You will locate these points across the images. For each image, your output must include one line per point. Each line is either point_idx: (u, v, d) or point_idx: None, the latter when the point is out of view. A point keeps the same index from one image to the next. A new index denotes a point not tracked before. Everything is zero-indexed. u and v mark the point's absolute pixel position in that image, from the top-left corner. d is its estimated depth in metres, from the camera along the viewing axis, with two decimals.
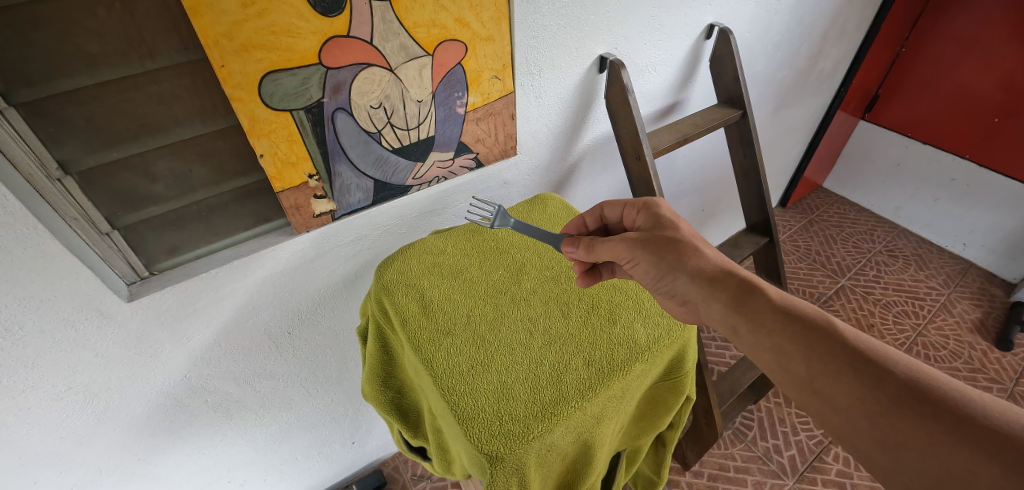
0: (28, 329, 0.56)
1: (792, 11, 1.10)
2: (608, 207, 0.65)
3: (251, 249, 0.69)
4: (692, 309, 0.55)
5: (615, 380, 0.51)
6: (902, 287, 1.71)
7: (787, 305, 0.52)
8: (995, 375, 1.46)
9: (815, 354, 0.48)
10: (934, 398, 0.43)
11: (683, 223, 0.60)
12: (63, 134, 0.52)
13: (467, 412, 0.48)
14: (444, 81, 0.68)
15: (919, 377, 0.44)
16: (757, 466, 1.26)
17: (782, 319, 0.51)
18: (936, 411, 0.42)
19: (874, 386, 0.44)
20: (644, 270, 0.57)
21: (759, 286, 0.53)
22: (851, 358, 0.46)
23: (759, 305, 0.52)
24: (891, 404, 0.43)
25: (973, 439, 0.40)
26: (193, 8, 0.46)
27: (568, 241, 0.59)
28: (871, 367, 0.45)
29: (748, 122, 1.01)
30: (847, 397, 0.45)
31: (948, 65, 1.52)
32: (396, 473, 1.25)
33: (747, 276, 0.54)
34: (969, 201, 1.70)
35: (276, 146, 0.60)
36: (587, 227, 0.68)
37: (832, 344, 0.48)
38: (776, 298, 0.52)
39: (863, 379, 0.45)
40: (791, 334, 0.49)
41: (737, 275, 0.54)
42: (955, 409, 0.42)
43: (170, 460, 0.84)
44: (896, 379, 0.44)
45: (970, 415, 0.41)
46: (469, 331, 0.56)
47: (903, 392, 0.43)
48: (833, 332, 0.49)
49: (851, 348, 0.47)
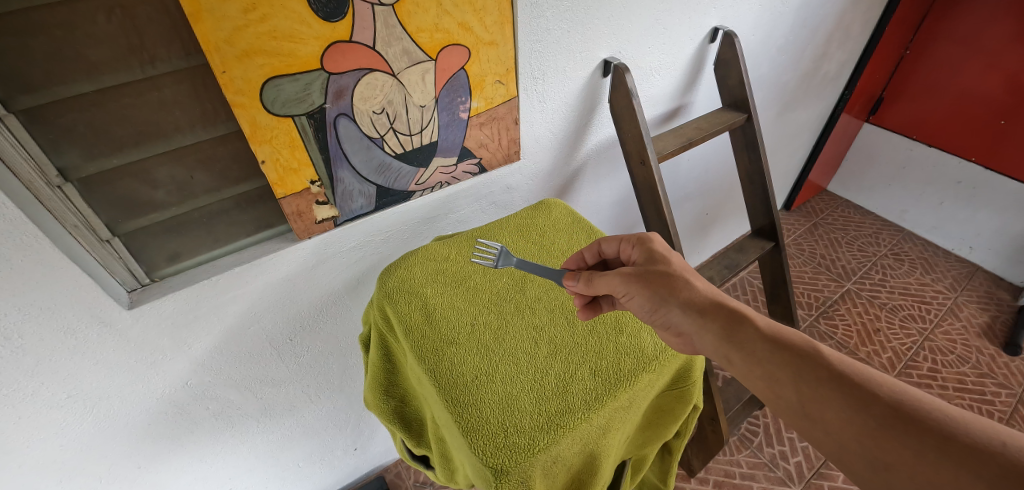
0: (28, 337, 0.56)
1: (797, 14, 1.10)
2: (606, 243, 0.62)
3: (253, 255, 0.68)
4: (688, 342, 0.53)
5: (622, 390, 0.50)
6: (909, 291, 1.70)
7: (774, 333, 0.50)
8: (1003, 380, 1.44)
9: (803, 378, 0.47)
10: (919, 418, 0.42)
11: (675, 256, 0.58)
12: (64, 140, 0.52)
13: (473, 424, 0.47)
14: (447, 86, 0.68)
15: (904, 397, 0.43)
16: (763, 473, 1.25)
17: (772, 349, 0.49)
18: (922, 430, 0.41)
19: (861, 409, 0.43)
20: (639, 303, 0.55)
21: (749, 316, 0.52)
22: (838, 381, 0.45)
23: (748, 334, 0.51)
24: (878, 425, 0.42)
25: (959, 458, 0.39)
26: (193, 14, 0.46)
27: (569, 275, 0.57)
28: (856, 389, 0.45)
29: (753, 126, 1.00)
30: (837, 421, 0.44)
31: (953, 66, 1.52)
32: (398, 479, 1.24)
33: (736, 306, 0.53)
34: (975, 204, 1.68)
35: (278, 152, 0.60)
36: (586, 263, 0.64)
37: (818, 369, 0.47)
38: (766, 327, 0.51)
39: (851, 401, 0.44)
40: (779, 361, 0.48)
41: (727, 306, 0.53)
42: (940, 428, 0.41)
43: (171, 467, 0.83)
44: (882, 401, 0.43)
45: (956, 433, 0.40)
46: (474, 340, 0.55)
47: (888, 413, 0.42)
48: (818, 357, 0.48)
49: (837, 372, 0.46)
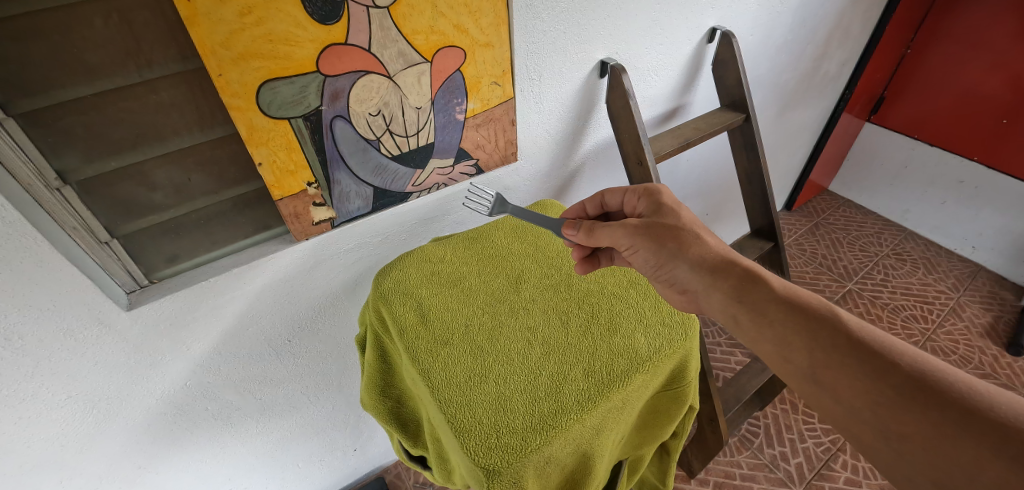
0: (28, 338, 0.56)
1: (795, 14, 1.10)
2: (609, 193, 0.65)
3: (251, 256, 0.68)
4: (692, 299, 0.55)
5: (615, 392, 0.50)
6: (911, 291, 1.69)
7: (789, 294, 0.50)
8: (1006, 380, 1.43)
9: (819, 347, 0.47)
10: (938, 389, 0.41)
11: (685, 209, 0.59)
12: (63, 144, 0.52)
13: (465, 424, 0.47)
14: (443, 88, 0.68)
15: (923, 368, 0.43)
16: (764, 474, 1.24)
17: (787, 313, 0.49)
18: (940, 402, 0.41)
19: (877, 378, 0.43)
20: (644, 258, 0.57)
21: (766, 278, 0.52)
22: (855, 350, 0.45)
23: (762, 296, 0.51)
24: (894, 397, 0.42)
25: (977, 432, 0.39)
26: (189, 17, 0.46)
27: (569, 225, 0.60)
28: (873, 358, 0.44)
29: (751, 126, 1.00)
30: (852, 390, 0.44)
31: (954, 66, 1.51)
32: (398, 480, 1.24)
33: (750, 266, 0.53)
34: (977, 204, 1.67)
35: (275, 154, 0.60)
36: (587, 213, 0.68)
37: (836, 336, 0.46)
38: (781, 289, 0.51)
39: (867, 372, 0.44)
40: (794, 326, 0.48)
41: (740, 265, 0.53)
42: (959, 400, 0.40)
43: (171, 467, 0.84)
44: (900, 370, 0.43)
45: (976, 406, 0.40)
46: (468, 341, 0.55)
47: (905, 383, 0.42)
48: (836, 324, 0.47)
49: (855, 341, 0.46)
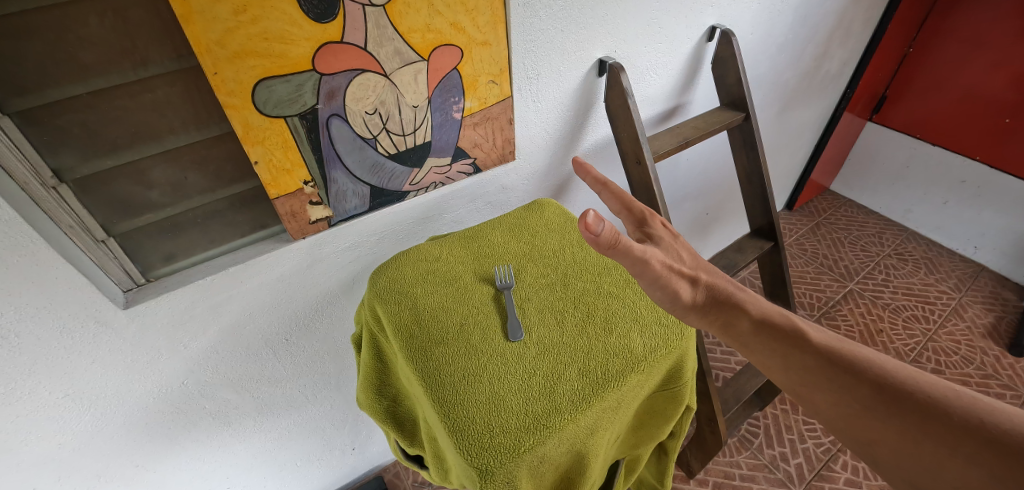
0: (25, 336, 0.56)
1: (796, 13, 1.09)
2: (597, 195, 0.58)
3: (248, 255, 0.68)
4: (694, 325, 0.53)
5: (608, 392, 0.50)
6: (912, 291, 1.68)
7: (765, 318, 0.52)
8: (1008, 381, 1.42)
9: (793, 367, 0.49)
10: (903, 396, 0.44)
11: (678, 239, 0.57)
12: (58, 142, 0.52)
13: (456, 425, 0.47)
14: (440, 86, 0.68)
15: (888, 376, 0.46)
16: (764, 474, 1.24)
17: (764, 337, 0.51)
18: (907, 410, 0.43)
19: (848, 392, 0.46)
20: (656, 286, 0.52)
21: (743, 306, 0.53)
22: (826, 367, 0.48)
23: (743, 323, 0.52)
24: (865, 406, 0.44)
25: (939, 434, 0.41)
26: (184, 16, 0.46)
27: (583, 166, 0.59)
28: (842, 372, 0.47)
29: (751, 125, 1.00)
30: (825, 402, 0.46)
31: (956, 65, 1.50)
32: (397, 479, 1.23)
33: (733, 294, 0.54)
34: (979, 204, 1.67)
35: (271, 153, 0.60)
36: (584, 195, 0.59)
37: (807, 355, 0.49)
38: (758, 315, 0.52)
39: (838, 385, 0.46)
40: (771, 349, 0.50)
41: (723, 294, 0.54)
42: (922, 406, 0.43)
43: (169, 466, 0.84)
44: (868, 382, 0.46)
45: (937, 408, 0.42)
46: (462, 341, 0.54)
47: (874, 394, 0.45)
48: (807, 343, 0.50)
49: (826, 356, 0.48)
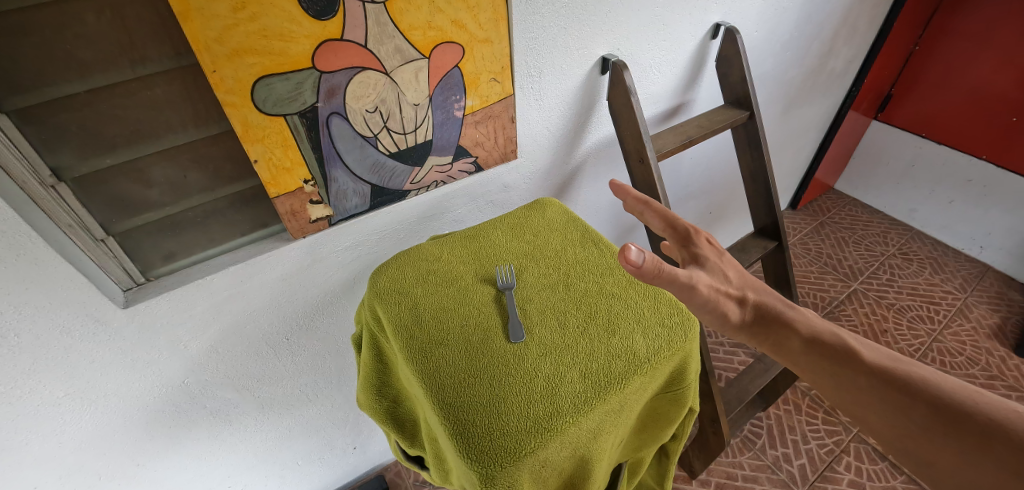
0: (24, 335, 0.56)
1: (801, 10, 1.08)
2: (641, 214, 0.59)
3: (248, 255, 0.68)
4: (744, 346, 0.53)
5: (612, 394, 0.49)
6: (917, 291, 1.67)
7: (813, 335, 0.52)
8: (1013, 382, 1.41)
9: (844, 385, 0.48)
10: (964, 420, 0.43)
11: (725, 256, 0.56)
12: (57, 141, 0.52)
13: (460, 426, 0.47)
14: (441, 84, 0.67)
15: (943, 395, 0.45)
16: (766, 475, 1.23)
17: (814, 356, 0.50)
18: (967, 433, 0.43)
19: (902, 413, 0.45)
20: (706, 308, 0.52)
21: (790, 324, 0.52)
22: (878, 386, 0.47)
23: (791, 342, 0.52)
24: (923, 429, 0.44)
25: (1002, 460, 0.40)
26: (182, 13, 0.46)
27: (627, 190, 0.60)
28: (897, 393, 0.46)
29: (755, 123, 0.99)
30: (879, 422, 0.46)
31: (963, 63, 1.49)
32: (398, 478, 1.23)
33: (780, 311, 0.53)
34: (986, 204, 1.65)
35: (270, 151, 0.59)
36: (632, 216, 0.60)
37: (858, 373, 0.48)
38: (808, 334, 0.52)
39: (894, 406, 0.46)
40: (821, 367, 0.50)
41: (772, 312, 0.53)
42: (983, 430, 0.42)
43: (169, 464, 0.84)
44: (922, 403, 0.45)
45: (1001, 433, 0.41)
46: (463, 341, 0.54)
47: (932, 417, 0.44)
48: (858, 361, 0.49)
49: (880, 375, 0.48)
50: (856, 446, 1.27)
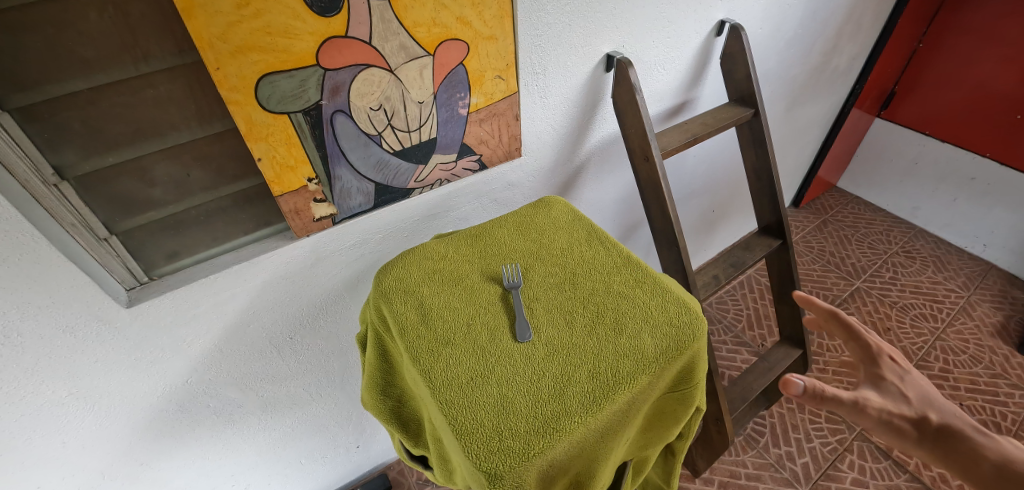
0: (28, 335, 0.56)
1: (806, 6, 1.07)
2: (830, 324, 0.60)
3: (252, 253, 0.68)
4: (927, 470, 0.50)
5: (620, 394, 0.48)
6: (920, 289, 1.66)
7: (1006, 463, 0.48)
8: (1017, 381, 1.40)
9: None
10: None
11: (911, 375, 0.55)
12: (59, 139, 0.51)
13: (466, 427, 0.46)
14: (445, 82, 0.67)
15: None
16: (770, 474, 1.23)
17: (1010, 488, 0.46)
18: None
19: None
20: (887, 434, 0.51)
21: (979, 450, 0.49)
22: None
23: (979, 466, 0.48)
24: None
25: None
26: (185, 9, 0.45)
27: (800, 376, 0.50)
28: None
29: (760, 121, 0.98)
30: None
31: (967, 60, 1.48)
32: (401, 477, 1.23)
33: (966, 434, 0.50)
34: (989, 202, 1.65)
35: (274, 149, 0.59)
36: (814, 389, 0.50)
37: None
38: (999, 461, 0.48)
39: None
40: None
41: (955, 434, 0.50)
42: None
43: (173, 463, 0.83)
44: None
45: None
46: (469, 341, 0.54)
47: None
48: None
49: None
50: (859, 444, 1.27)
